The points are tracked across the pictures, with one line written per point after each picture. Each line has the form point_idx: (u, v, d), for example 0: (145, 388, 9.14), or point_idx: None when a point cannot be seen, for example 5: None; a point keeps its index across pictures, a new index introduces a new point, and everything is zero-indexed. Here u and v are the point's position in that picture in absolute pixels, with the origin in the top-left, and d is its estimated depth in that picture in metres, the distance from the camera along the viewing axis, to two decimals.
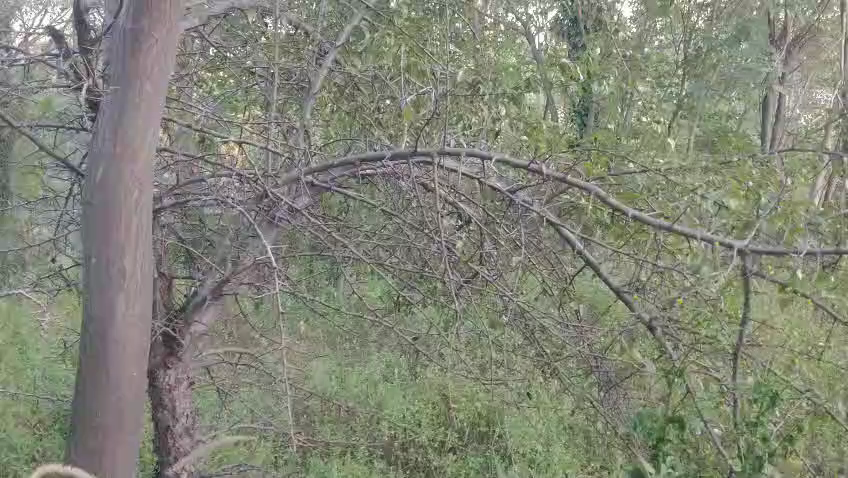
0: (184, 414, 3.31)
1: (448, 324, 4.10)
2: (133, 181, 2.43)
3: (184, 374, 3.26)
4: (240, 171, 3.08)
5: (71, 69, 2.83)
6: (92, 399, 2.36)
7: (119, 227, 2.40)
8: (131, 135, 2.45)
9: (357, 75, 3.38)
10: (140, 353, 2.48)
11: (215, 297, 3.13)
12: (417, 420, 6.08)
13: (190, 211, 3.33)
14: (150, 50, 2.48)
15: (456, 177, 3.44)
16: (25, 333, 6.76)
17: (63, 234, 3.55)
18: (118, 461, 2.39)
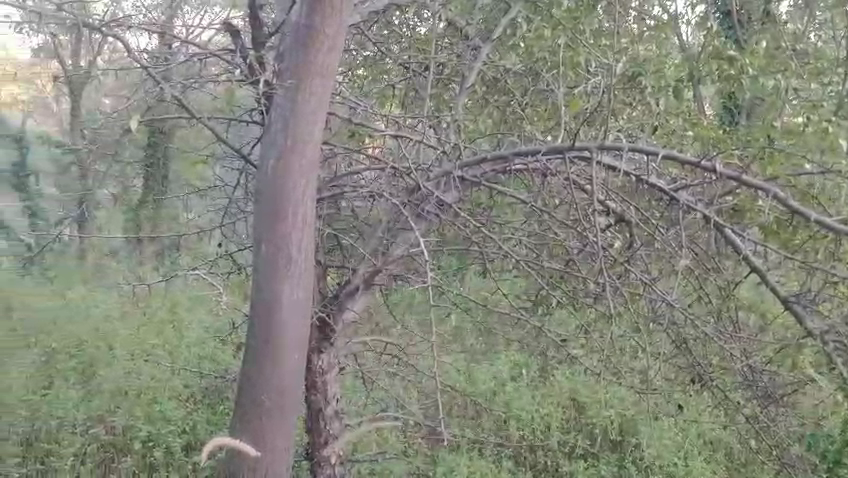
0: (335, 398, 3.39)
1: (592, 326, 3.98)
2: (301, 177, 2.59)
3: (336, 359, 3.34)
4: (396, 164, 3.14)
5: (244, 64, 2.98)
6: (256, 380, 2.58)
7: (288, 221, 2.57)
8: (302, 131, 2.61)
9: (512, 70, 3.35)
10: (300, 340, 2.67)
11: (366, 286, 3.22)
12: (546, 423, 5.90)
13: (345, 203, 3.43)
14: (319, 50, 2.61)
15: (610, 174, 3.33)
16: (179, 311, 7.22)
17: (226, 221, 3.74)
18: (278, 440, 2.59)
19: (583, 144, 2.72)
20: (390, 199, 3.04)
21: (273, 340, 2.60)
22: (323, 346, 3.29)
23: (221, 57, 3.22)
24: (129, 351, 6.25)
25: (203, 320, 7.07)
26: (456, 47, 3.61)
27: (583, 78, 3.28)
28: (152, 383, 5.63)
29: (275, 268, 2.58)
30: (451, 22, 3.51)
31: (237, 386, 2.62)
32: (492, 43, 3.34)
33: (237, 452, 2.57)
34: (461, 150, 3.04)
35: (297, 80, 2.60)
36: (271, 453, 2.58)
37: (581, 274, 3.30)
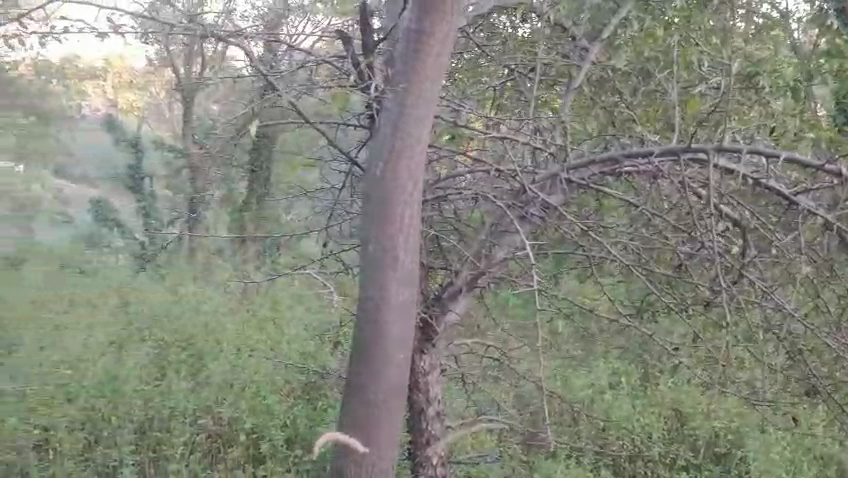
0: (437, 399, 3.40)
1: (701, 334, 3.82)
2: (409, 178, 2.63)
3: (437, 361, 3.36)
4: (501, 166, 3.13)
5: (354, 69, 3.04)
6: (365, 378, 2.62)
7: (396, 222, 2.61)
8: (411, 133, 2.64)
9: (622, 69, 3.29)
10: (406, 339, 2.70)
11: (470, 288, 3.22)
12: (647, 433, 5.71)
13: (449, 206, 3.45)
14: (429, 53, 2.64)
15: (723, 177, 3.20)
16: (279, 311, 7.43)
17: (333, 221, 3.82)
18: (384, 435, 2.63)
19: (700, 145, 2.62)
20: (496, 201, 3.03)
21: (381, 339, 2.64)
22: (425, 347, 3.31)
23: (331, 63, 3.31)
24: (234, 346, 6.48)
25: (302, 318, 7.26)
26: (562, 47, 3.57)
27: (698, 77, 3.18)
28: (256, 378, 5.80)
29: (384, 268, 2.62)
30: (558, 22, 3.48)
31: (346, 383, 2.67)
32: (601, 43, 3.29)
33: (346, 448, 2.63)
34: (569, 152, 3.00)
35: (407, 82, 2.64)
36: (377, 449, 2.62)
37: (692, 280, 3.18)
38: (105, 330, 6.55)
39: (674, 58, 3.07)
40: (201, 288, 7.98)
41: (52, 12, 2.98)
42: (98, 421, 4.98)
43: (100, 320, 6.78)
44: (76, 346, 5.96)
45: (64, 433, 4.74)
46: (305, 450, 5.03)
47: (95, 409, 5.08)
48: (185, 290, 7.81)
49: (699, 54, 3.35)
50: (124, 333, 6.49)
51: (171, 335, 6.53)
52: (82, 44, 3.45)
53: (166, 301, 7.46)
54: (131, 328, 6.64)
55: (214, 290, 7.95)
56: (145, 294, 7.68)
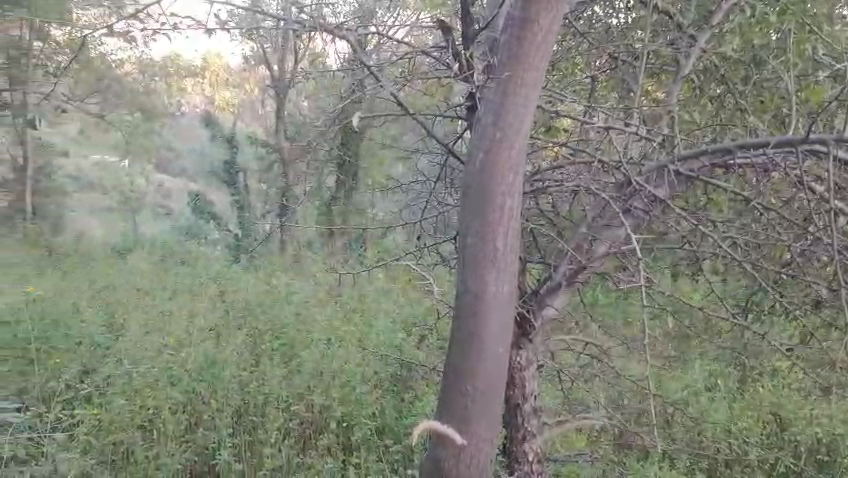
0: (533, 394, 3.35)
1: (813, 336, 3.63)
2: (509, 169, 2.61)
3: (534, 355, 3.31)
4: (604, 158, 3.07)
5: (454, 60, 3.04)
6: (463, 371, 2.63)
7: (495, 215, 2.59)
8: (512, 124, 2.62)
9: (731, 58, 3.18)
10: (503, 332, 2.69)
11: (569, 283, 3.18)
12: (745, 437, 5.47)
13: (547, 199, 3.41)
14: (531, 42, 2.61)
15: (844, 170, 3.01)
16: (366, 304, 7.57)
17: (429, 212, 3.85)
18: (480, 425, 2.64)
19: (819, 136, 2.50)
20: (598, 193, 2.97)
21: (480, 332, 2.64)
22: (522, 341, 3.27)
23: (430, 54, 3.33)
24: (325, 333, 6.63)
25: (389, 311, 7.37)
26: (668, 37, 3.48)
27: (816, 65, 3.01)
28: (346, 366, 5.92)
29: (482, 261, 2.61)
30: (663, 10, 3.38)
31: (443, 374, 2.69)
32: (710, 30, 3.19)
33: (443, 439, 2.64)
34: (674, 143, 2.92)
35: (508, 73, 2.62)
36: (473, 439, 2.62)
37: (806, 278, 3.02)
38: (204, 317, 6.83)
39: (789, 45, 2.94)
40: (292, 280, 8.23)
41: (166, 7, 3.06)
42: (197, 406, 5.17)
43: (198, 307, 7.06)
44: (178, 331, 6.24)
45: (166, 414, 4.87)
46: (395, 441, 5.10)
47: (196, 393, 5.29)
48: (277, 282, 8.07)
49: (816, 41, 3.20)
50: (222, 321, 6.74)
51: (264, 324, 6.74)
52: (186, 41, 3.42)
53: (260, 291, 7.72)
54: (226, 316, 6.89)
55: (305, 282, 8.18)
56: (240, 285, 7.96)
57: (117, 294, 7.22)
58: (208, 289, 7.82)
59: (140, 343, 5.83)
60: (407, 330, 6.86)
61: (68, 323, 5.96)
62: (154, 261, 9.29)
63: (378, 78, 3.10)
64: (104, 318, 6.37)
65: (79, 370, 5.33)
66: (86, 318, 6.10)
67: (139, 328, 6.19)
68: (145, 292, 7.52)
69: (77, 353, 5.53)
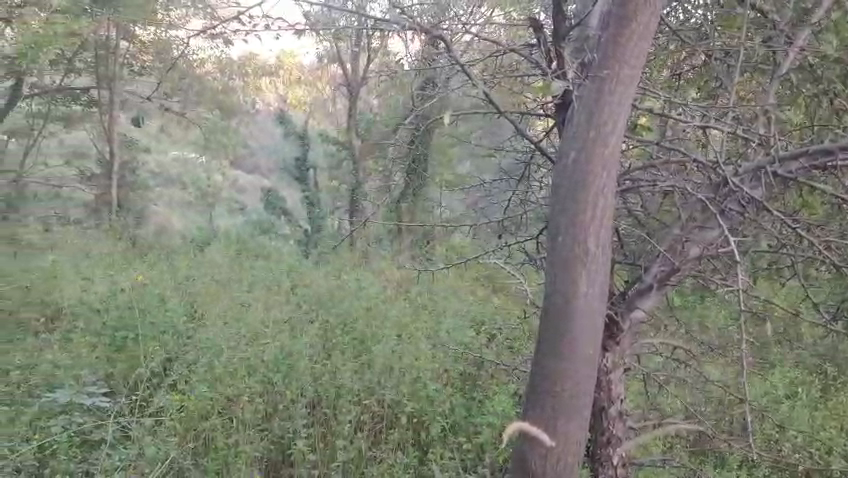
0: (620, 399, 3.31)
1: None
2: (604, 167, 2.60)
3: (621, 359, 3.28)
4: (699, 159, 3.03)
5: (546, 58, 3.05)
6: (551, 373, 2.63)
7: (588, 214, 2.58)
8: (606, 121, 2.62)
9: (834, 56, 3.09)
10: (593, 332, 2.68)
11: (660, 286, 3.17)
12: (829, 448, 5.30)
13: (635, 200, 3.38)
14: (628, 39, 2.63)
15: None
16: (436, 302, 7.64)
17: (514, 213, 3.84)
18: (569, 425, 2.63)
19: None
20: (694, 194, 2.95)
21: (570, 332, 2.63)
22: (610, 344, 3.25)
23: (520, 52, 3.32)
24: (398, 328, 6.71)
25: (460, 308, 7.43)
26: (765, 34, 3.41)
27: None
28: (417, 360, 5.95)
29: (573, 261, 2.60)
30: (760, 7, 3.31)
31: (531, 375, 2.69)
32: (813, 28, 3.12)
33: (530, 439, 2.65)
34: (774, 143, 2.85)
35: (606, 71, 2.63)
36: (561, 439, 2.62)
37: None
38: (279, 309, 7.02)
39: None
40: (363, 276, 8.36)
41: (268, 9, 3.06)
42: (274, 395, 5.29)
43: (274, 301, 7.23)
44: (256, 322, 6.41)
45: (245, 403, 4.98)
46: (467, 438, 5.12)
47: (271, 383, 5.39)
48: (348, 278, 8.20)
49: None
50: (296, 313, 6.91)
51: (336, 318, 6.83)
52: (257, 41, 3.47)
53: (333, 286, 7.87)
54: (301, 310, 7.03)
55: (376, 279, 8.31)
56: (313, 280, 8.11)
57: (197, 284, 7.49)
58: (282, 283, 8.00)
59: (221, 332, 6.01)
60: (477, 328, 6.90)
61: (154, 312, 6.19)
62: (230, 254, 9.61)
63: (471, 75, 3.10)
64: (187, 308, 6.60)
65: (164, 358, 5.51)
66: (170, 308, 6.32)
67: (219, 320, 6.38)
68: (223, 283, 7.76)
69: (162, 342, 5.73)
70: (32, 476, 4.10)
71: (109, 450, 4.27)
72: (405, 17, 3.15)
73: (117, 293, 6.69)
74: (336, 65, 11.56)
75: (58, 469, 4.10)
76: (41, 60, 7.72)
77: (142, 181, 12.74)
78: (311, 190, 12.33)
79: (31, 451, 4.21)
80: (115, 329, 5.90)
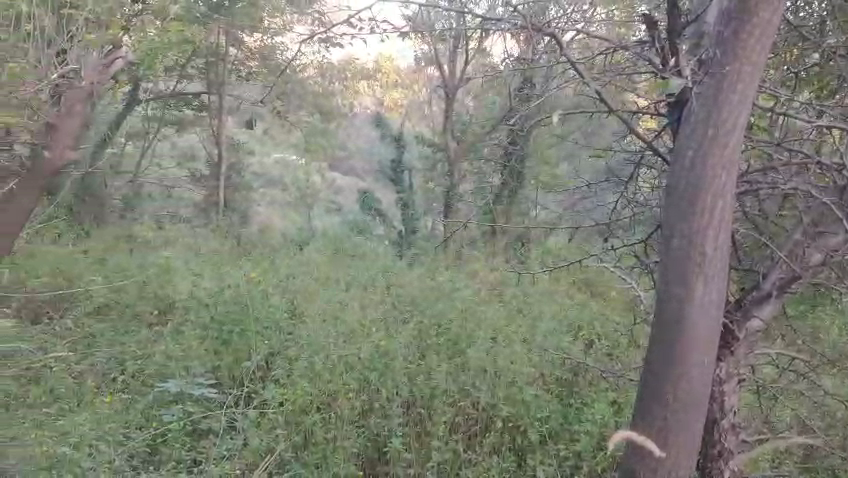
0: (733, 411, 3.17)
1: None
2: (723, 170, 2.55)
3: (736, 369, 3.13)
4: (825, 161, 2.87)
5: (661, 55, 2.97)
6: (663, 382, 2.63)
7: (705, 219, 2.55)
8: (726, 122, 2.55)
9: None
10: (709, 338, 2.65)
11: (779, 294, 3.03)
12: None
13: (752, 204, 3.23)
14: (751, 36, 2.53)
15: None
16: (531, 305, 7.56)
17: (622, 217, 3.74)
18: (681, 432, 2.64)
19: None
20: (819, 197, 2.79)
21: (683, 338, 2.61)
22: (724, 353, 3.12)
23: (631, 49, 3.24)
24: (493, 330, 6.68)
25: (556, 312, 7.32)
26: None
27: None
28: (513, 363, 5.88)
29: (689, 268, 2.58)
30: None
31: (642, 381, 2.71)
32: None
33: (641, 447, 2.69)
34: None
35: (725, 70, 2.55)
36: (673, 445, 2.64)
37: None
38: (375, 308, 7.13)
39: None
40: (457, 277, 8.38)
41: (376, 13, 3.11)
42: (371, 392, 5.36)
43: (370, 301, 7.33)
44: (353, 320, 6.53)
45: (343, 399, 5.06)
46: (565, 444, 5.03)
47: (368, 381, 5.45)
48: (442, 279, 8.23)
49: None
50: (391, 313, 6.99)
51: (430, 319, 6.82)
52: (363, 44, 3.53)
53: (428, 287, 7.92)
54: (396, 310, 7.11)
55: (471, 281, 8.30)
56: (408, 281, 8.17)
57: (297, 282, 7.71)
58: (378, 283, 8.11)
59: (320, 330, 6.16)
60: (574, 333, 6.78)
61: (257, 307, 6.41)
62: (328, 254, 9.86)
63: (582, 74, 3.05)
64: (289, 305, 6.81)
65: (267, 352, 5.70)
66: (273, 304, 6.53)
67: (318, 318, 6.53)
68: (322, 281, 7.97)
69: (265, 337, 5.92)
70: (147, 461, 4.30)
71: (217, 440, 4.45)
72: (516, 14, 3.14)
73: (223, 289, 6.97)
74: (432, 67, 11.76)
75: (171, 457, 4.29)
76: (158, 67, 8.26)
77: (245, 182, 13.25)
78: (406, 191, 12.48)
79: (146, 437, 4.44)
80: (221, 323, 6.15)
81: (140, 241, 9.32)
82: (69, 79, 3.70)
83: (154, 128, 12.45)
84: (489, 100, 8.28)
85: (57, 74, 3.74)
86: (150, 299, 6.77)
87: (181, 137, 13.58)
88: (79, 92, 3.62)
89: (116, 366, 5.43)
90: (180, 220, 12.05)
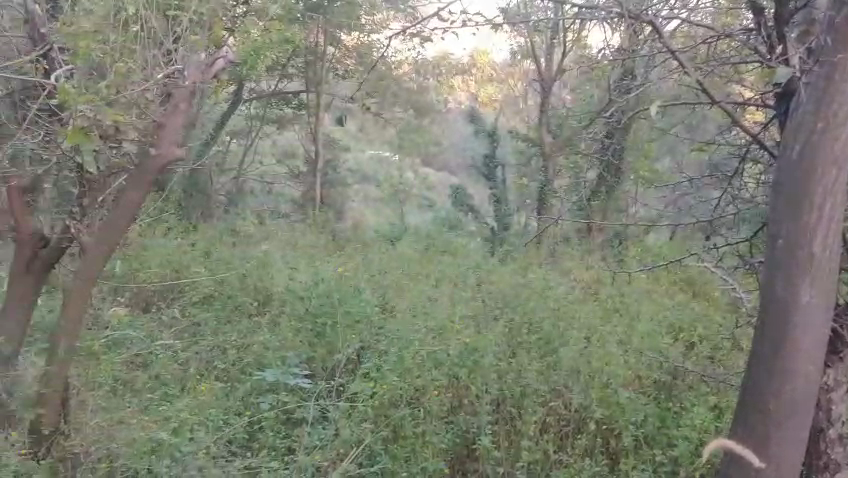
0: (841, 420, 3.04)
1: None
2: (833, 165, 2.41)
3: (845, 377, 3.00)
4: None
5: (769, 44, 2.84)
6: (765, 388, 2.50)
7: (812, 217, 2.41)
8: (838, 113, 2.42)
9: None
10: (817, 343, 2.49)
11: None
12: None
13: None
14: None
15: None
16: (628, 305, 7.32)
17: (726, 213, 3.56)
18: (784, 441, 2.49)
19: None
20: None
21: (787, 341, 2.48)
22: (831, 360, 3.00)
23: (737, 38, 3.09)
24: (587, 328, 6.52)
25: (655, 313, 7.08)
26: None
27: None
28: (608, 365, 5.65)
29: (793, 269, 2.44)
30: None
31: (742, 386, 2.58)
32: None
33: (739, 456, 2.55)
34: None
35: (836, 59, 2.43)
36: (774, 455, 2.49)
37: None
38: (465, 304, 7.11)
39: None
40: (549, 275, 8.24)
41: (467, 4, 3.09)
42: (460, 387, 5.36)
43: (461, 297, 7.32)
44: (444, 315, 6.53)
45: (433, 393, 5.07)
46: (662, 449, 4.85)
47: (457, 377, 5.34)
48: (535, 276, 8.12)
49: None
50: (481, 309, 6.94)
51: (522, 316, 6.72)
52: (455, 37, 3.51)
53: (521, 283, 7.83)
54: (487, 306, 7.06)
55: (564, 279, 8.14)
56: (500, 277, 8.10)
57: (389, 277, 7.81)
58: (469, 280, 8.07)
59: (411, 325, 6.21)
60: (674, 335, 6.52)
61: (349, 300, 6.52)
62: (420, 249, 9.92)
63: (685, 64, 2.92)
64: (380, 300, 6.90)
65: (359, 345, 5.80)
66: (365, 298, 6.64)
67: (409, 313, 6.58)
68: (414, 276, 8.03)
69: (357, 330, 6.03)
70: (244, 447, 4.47)
71: (310, 429, 4.59)
72: (615, 3, 3.05)
73: (319, 282, 7.15)
74: (529, 60, 11.63)
75: (266, 444, 4.45)
76: (260, 66, 8.53)
77: (342, 178, 13.56)
78: (500, 188, 12.40)
79: (242, 423, 4.62)
80: (315, 316, 6.31)
81: (242, 236, 9.72)
82: (176, 79, 3.91)
83: (257, 126, 12.95)
84: (586, 93, 8.09)
85: (164, 75, 3.80)
86: (249, 291, 7.04)
87: (282, 135, 14.05)
88: (183, 91, 3.80)
89: (217, 355, 5.67)
90: (280, 215, 12.47)
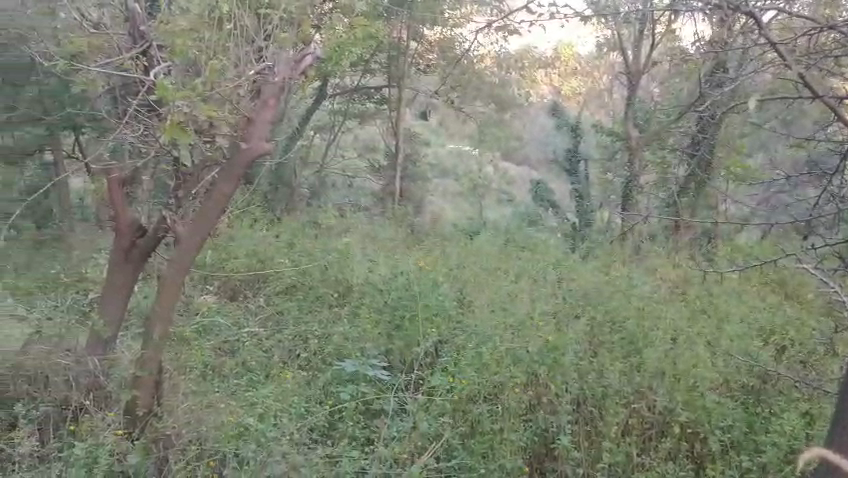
0: None
1: None
2: None
3: None
4: None
5: None
6: None
7: None
8: None
9: None
10: None
11: None
12: None
13: None
14: None
15: None
16: (715, 306, 7.06)
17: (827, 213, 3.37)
18: None
19: None
20: None
21: None
22: None
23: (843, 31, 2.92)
24: (672, 329, 6.33)
25: (744, 315, 6.79)
26: None
27: None
28: (694, 367, 5.44)
29: None
30: None
31: None
32: None
33: None
34: None
35: None
36: None
37: None
38: (545, 301, 7.02)
39: None
40: (632, 273, 8.03)
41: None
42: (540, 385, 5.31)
43: (541, 293, 7.23)
44: (524, 312, 6.47)
45: (511, 389, 5.03)
46: (750, 456, 4.67)
47: (536, 374, 5.25)
48: (617, 274, 7.94)
49: None
50: (561, 306, 6.84)
51: (604, 314, 6.59)
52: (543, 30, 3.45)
53: (602, 281, 7.67)
54: (567, 304, 6.95)
55: (649, 278, 7.92)
56: (581, 275, 7.96)
57: (469, 272, 7.81)
58: (548, 276, 7.96)
59: (490, 320, 6.19)
60: (765, 338, 6.25)
61: (429, 293, 6.56)
62: (499, 244, 9.86)
63: (787, 58, 2.77)
64: (459, 295, 6.90)
65: (438, 338, 5.82)
66: (444, 293, 6.65)
67: (488, 308, 6.55)
68: (493, 272, 7.99)
69: (436, 323, 6.05)
70: (325, 435, 4.58)
71: (389, 420, 4.66)
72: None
73: (398, 275, 7.22)
74: (615, 53, 11.37)
75: (346, 433, 4.54)
76: (345, 62, 8.68)
77: (422, 172, 13.64)
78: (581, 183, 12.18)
79: (324, 412, 4.71)
80: (395, 309, 6.37)
81: (324, 228, 9.91)
82: (265, 76, 4.01)
83: (340, 121, 13.17)
84: (675, 87, 7.84)
85: (254, 71, 3.95)
86: (330, 282, 7.18)
87: (363, 130, 14.25)
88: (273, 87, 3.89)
89: (299, 344, 5.80)
90: (360, 208, 12.65)
